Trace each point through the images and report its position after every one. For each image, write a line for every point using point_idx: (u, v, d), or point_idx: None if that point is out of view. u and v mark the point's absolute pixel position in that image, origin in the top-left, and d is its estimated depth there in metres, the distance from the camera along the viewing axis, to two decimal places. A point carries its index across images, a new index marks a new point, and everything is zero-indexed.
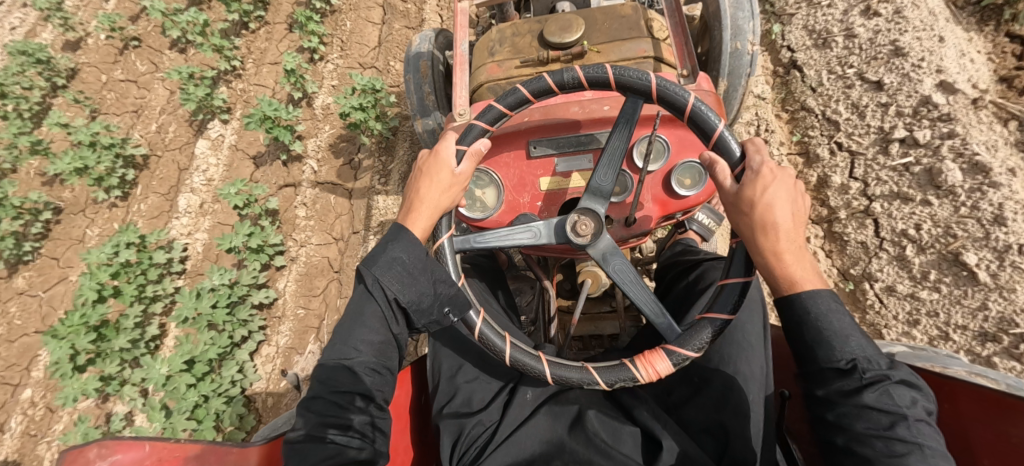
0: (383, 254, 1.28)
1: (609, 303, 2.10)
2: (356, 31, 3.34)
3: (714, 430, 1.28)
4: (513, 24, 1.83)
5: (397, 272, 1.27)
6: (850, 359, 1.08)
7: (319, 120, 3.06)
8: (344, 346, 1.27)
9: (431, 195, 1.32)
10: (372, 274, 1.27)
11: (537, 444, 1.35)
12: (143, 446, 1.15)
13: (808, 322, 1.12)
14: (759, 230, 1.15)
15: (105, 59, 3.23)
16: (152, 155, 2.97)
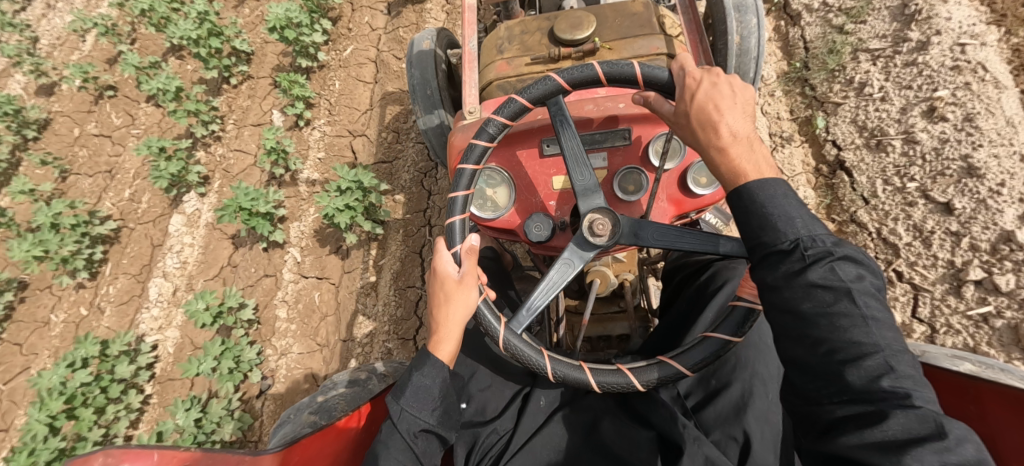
0: (409, 384, 1.24)
1: (618, 303, 2.07)
2: (345, 92, 3.17)
3: (735, 435, 1.25)
4: (522, 21, 1.81)
5: (425, 399, 1.24)
6: (793, 240, 0.99)
7: (303, 200, 2.88)
8: None
9: (452, 319, 1.25)
10: (399, 405, 1.23)
11: (553, 454, 1.32)
12: (151, 455, 1.13)
13: (756, 212, 1.04)
14: (697, 121, 1.14)
15: (79, 108, 3.31)
16: (124, 227, 2.93)
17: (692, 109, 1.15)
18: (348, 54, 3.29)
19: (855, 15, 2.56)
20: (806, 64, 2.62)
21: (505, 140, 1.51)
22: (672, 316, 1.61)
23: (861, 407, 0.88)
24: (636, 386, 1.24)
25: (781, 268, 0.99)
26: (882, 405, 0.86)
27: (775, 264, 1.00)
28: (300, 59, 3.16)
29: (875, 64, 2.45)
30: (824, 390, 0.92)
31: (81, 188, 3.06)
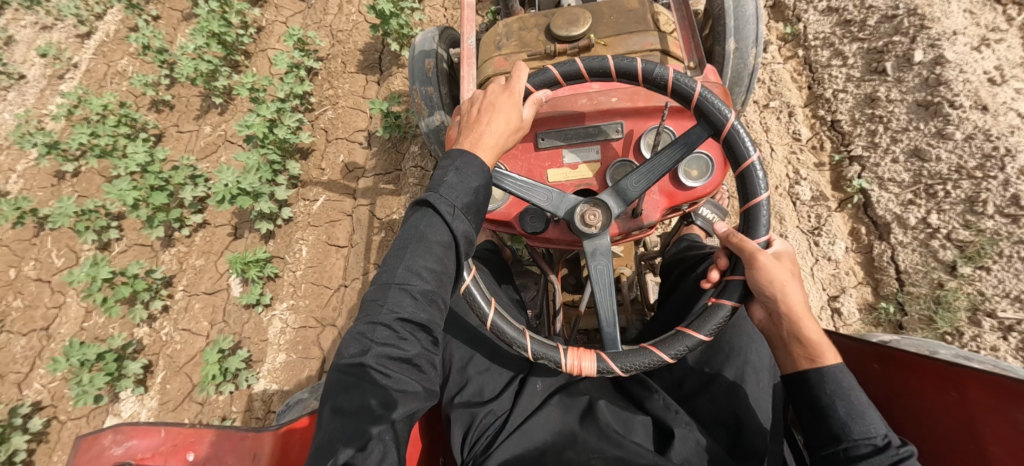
0: (452, 177, 1.17)
1: (614, 297, 2.10)
2: (316, 261, 2.77)
3: (728, 421, 1.30)
4: (520, 18, 1.85)
5: (467, 195, 1.17)
6: (884, 436, 1.12)
7: (255, 419, 2.46)
8: (401, 272, 1.11)
9: (495, 129, 1.25)
10: (440, 195, 1.15)
11: (548, 434, 1.35)
12: (158, 431, 1.16)
13: (838, 399, 1.17)
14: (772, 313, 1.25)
15: (20, 239, 3.05)
16: (54, 419, 2.61)
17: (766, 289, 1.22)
18: (320, 206, 2.90)
19: (972, 256, 2.10)
20: (902, 304, 2.18)
21: None
22: (668, 309, 1.65)
23: None
24: (614, 371, 1.27)
25: (867, 460, 1.11)
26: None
27: (861, 455, 1.12)
28: (258, 223, 2.79)
29: (1005, 337, 2.01)
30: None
31: (12, 352, 2.79)
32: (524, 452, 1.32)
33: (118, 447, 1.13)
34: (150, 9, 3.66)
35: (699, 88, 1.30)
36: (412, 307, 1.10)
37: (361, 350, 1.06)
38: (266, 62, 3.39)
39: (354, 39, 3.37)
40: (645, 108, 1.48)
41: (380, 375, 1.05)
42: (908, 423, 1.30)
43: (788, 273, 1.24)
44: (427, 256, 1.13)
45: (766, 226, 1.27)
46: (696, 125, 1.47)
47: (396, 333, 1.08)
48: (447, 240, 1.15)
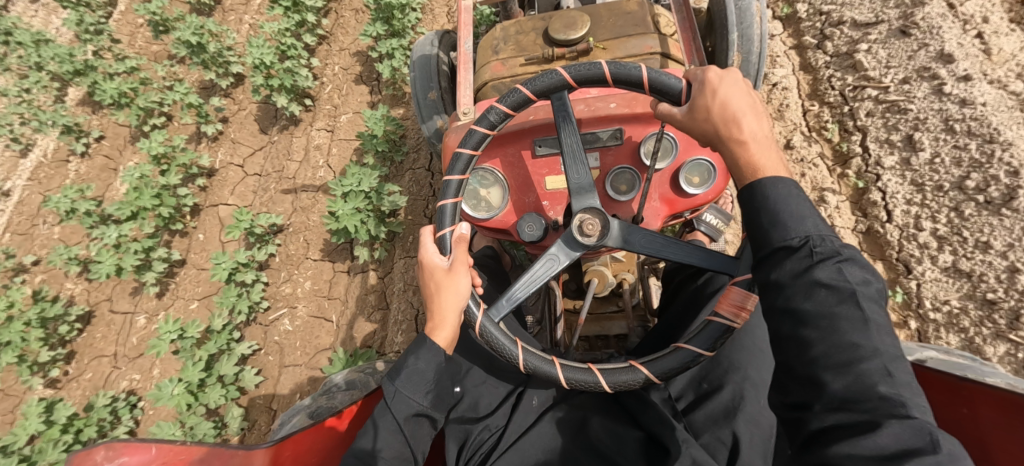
0: (405, 365, 1.24)
1: (616, 303, 2.07)
2: None
3: (724, 439, 1.25)
4: (518, 21, 1.82)
5: (419, 384, 1.23)
6: (803, 238, 1.00)
7: None
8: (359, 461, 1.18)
9: (449, 305, 1.26)
10: (394, 387, 1.22)
11: (542, 453, 1.33)
12: (149, 448, 1.15)
13: (767, 209, 1.05)
14: (718, 126, 1.15)
15: None
16: None
17: (704, 119, 1.17)
18: None
19: None
20: None
21: (496, 141, 1.51)
22: (669, 317, 1.61)
23: (857, 418, 0.85)
24: (602, 386, 1.24)
25: (785, 264, 1.00)
26: (872, 412, 0.85)
27: (778, 261, 1.01)
28: None
29: None
30: (808, 396, 0.92)
31: None
32: None
33: (108, 464, 1.10)
34: (92, 127, 3.29)
35: (645, 72, 1.26)
36: None
37: None
38: (216, 222, 2.94)
39: (316, 210, 2.85)
40: (643, 114, 1.43)
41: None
42: None
43: (737, 88, 1.16)
44: (383, 443, 1.18)
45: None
46: None
47: None
48: (405, 415, 1.21)
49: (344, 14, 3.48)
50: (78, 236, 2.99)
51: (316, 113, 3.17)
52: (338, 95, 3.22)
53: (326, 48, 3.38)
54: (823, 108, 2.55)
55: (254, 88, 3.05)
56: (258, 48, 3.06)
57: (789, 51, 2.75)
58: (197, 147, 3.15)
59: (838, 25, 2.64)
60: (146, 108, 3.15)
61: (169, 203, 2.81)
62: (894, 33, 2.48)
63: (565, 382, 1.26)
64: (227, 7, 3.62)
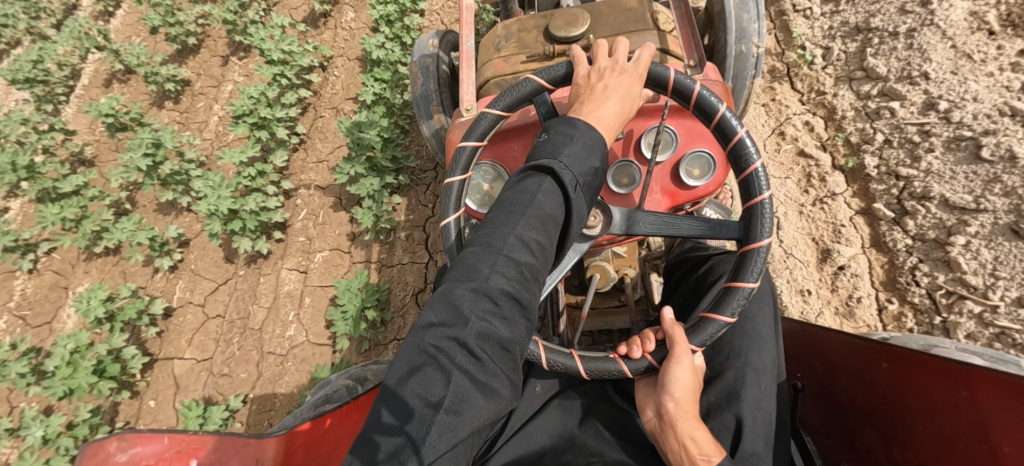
0: (569, 150, 1.14)
1: (618, 297, 2.10)
2: None
3: (729, 424, 1.28)
4: (519, 20, 1.85)
5: (580, 174, 1.13)
6: None
7: None
8: (507, 233, 1.05)
9: (608, 116, 1.24)
10: (560, 163, 1.12)
11: (549, 438, 1.34)
12: (162, 438, 1.17)
13: None
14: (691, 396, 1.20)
15: None
16: None
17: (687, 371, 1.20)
18: None
19: None
20: None
21: (501, 136, 1.54)
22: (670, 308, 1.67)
23: None
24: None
25: None
26: None
27: None
28: None
29: None
30: None
31: None
32: (524, 454, 1.32)
33: (122, 454, 1.12)
34: (39, 241, 3.09)
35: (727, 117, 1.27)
36: (519, 275, 1.02)
37: (465, 308, 0.96)
38: (170, 381, 2.62)
39: (285, 379, 2.49)
40: (644, 107, 1.47)
41: (466, 359, 0.93)
42: (915, 422, 1.30)
43: (691, 382, 1.20)
44: (535, 226, 1.07)
45: (735, 307, 1.21)
46: (697, 123, 1.46)
47: (505, 303, 0.99)
48: (556, 200, 1.11)
49: (324, 114, 3.20)
50: (18, 393, 2.68)
51: (288, 245, 2.82)
52: (313, 224, 2.86)
53: (302, 158, 3.08)
54: (903, 307, 2.18)
55: (210, 232, 2.73)
56: (213, 178, 2.80)
57: (855, 217, 2.38)
58: (150, 281, 2.87)
59: (923, 200, 2.26)
60: (99, 228, 2.94)
61: (113, 368, 2.49)
62: (1002, 229, 2.08)
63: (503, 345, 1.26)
64: (198, 90, 3.47)
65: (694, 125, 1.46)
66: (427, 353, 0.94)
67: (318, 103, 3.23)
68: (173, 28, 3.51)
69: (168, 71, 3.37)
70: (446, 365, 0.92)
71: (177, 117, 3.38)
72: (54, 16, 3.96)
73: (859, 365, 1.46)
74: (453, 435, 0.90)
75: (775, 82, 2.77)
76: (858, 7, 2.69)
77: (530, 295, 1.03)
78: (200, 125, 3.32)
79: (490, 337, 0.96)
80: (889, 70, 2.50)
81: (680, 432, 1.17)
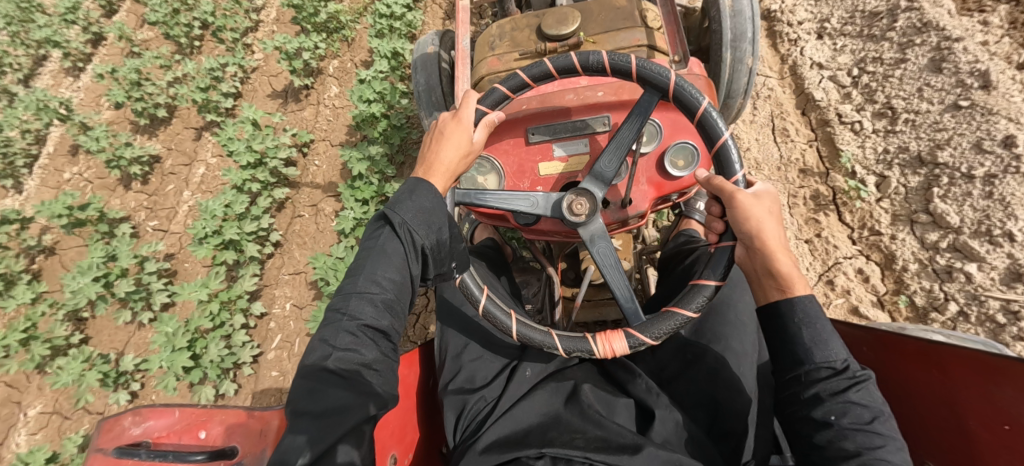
0: (409, 199, 1.24)
1: (612, 290, 2.16)
2: None
3: (707, 404, 1.37)
4: (513, 19, 1.91)
5: (423, 215, 1.24)
6: (843, 361, 1.15)
7: None
8: (364, 279, 1.20)
9: (449, 155, 1.34)
10: (400, 214, 1.23)
11: (535, 417, 1.40)
12: (173, 412, 1.25)
13: (793, 327, 1.19)
14: (755, 246, 1.23)
15: None
16: None
17: (749, 219, 1.23)
18: None
19: None
20: None
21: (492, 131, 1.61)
22: (663, 296, 1.73)
23: None
24: (646, 342, 1.30)
25: (825, 380, 1.14)
26: None
27: (819, 378, 1.15)
28: None
29: None
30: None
31: None
32: (509, 433, 1.36)
33: (135, 428, 1.21)
34: None
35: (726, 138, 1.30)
36: (374, 312, 1.19)
37: (327, 351, 1.12)
38: None
39: None
40: (629, 101, 1.53)
41: (338, 383, 1.10)
42: (895, 405, 1.35)
43: (761, 215, 1.23)
44: (389, 266, 1.21)
45: (700, 301, 1.28)
46: (681, 116, 1.51)
47: (360, 337, 1.16)
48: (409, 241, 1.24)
49: (303, 213, 2.97)
50: None
51: (258, 381, 2.56)
52: (288, 355, 2.60)
53: (277, 268, 2.85)
54: None
55: (163, 388, 2.46)
56: (168, 328, 2.57)
57: None
58: (105, 409, 2.55)
59: None
60: (52, 347, 2.66)
61: None
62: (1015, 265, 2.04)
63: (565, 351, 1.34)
64: (168, 169, 3.24)
65: (677, 117, 1.51)
66: (296, 396, 1.09)
67: (296, 201, 3.01)
68: (140, 102, 3.29)
69: (135, 150, 3.12)
70: (315, 399, 1.08)
71: (144, 200, 3.15)
72: (21, 70, 3.72)
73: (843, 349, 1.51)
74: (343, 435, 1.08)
75: (821, 212, 2.51)
76: (921, 132, 2.42)
77: (388, 325, 1.20)
78: (170, 211, 3.10)
79: (350, 371, 1.12)
80: (962, 220, 2.23)
81: (758, 267, 1.25)
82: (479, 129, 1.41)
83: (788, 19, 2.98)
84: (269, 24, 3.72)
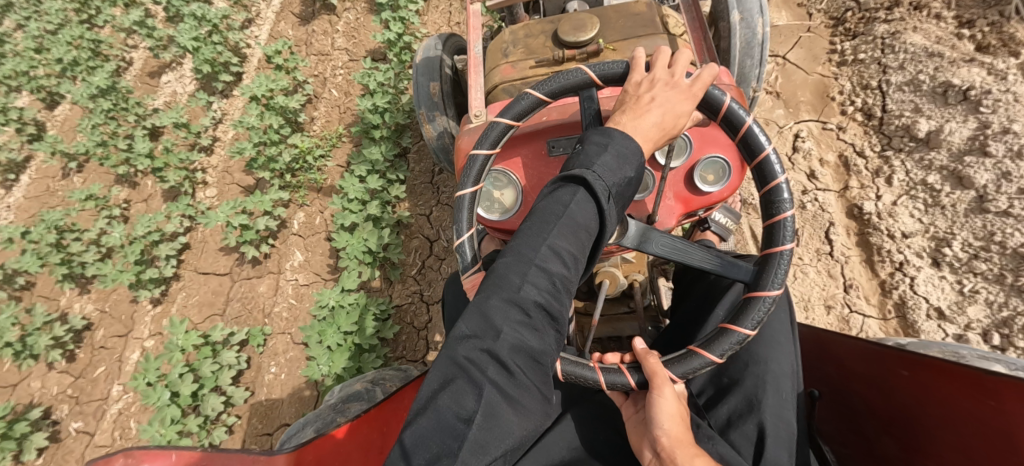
0: (602, 160, 1.06)
1: (627, 304, 2.07)
2: None
3: (750, 435, 1.27)
4: (526, 25, 1.83)
5: (616, 183, 1.06)
6: None
7: None
8: (543, 247, 0.99)
9: (659, 119, 1.15)
10: (595, 175, 1.04)
11: (566, 451, 1.31)
12: (170, 455, 1.16)
13: None
14: (673, 441, 1.14)
15: None
16: None
17: (663, 414, 1.14)
18: None
19: None
20: None
21: (509, 143, 1.51)
22: (683, 314, 1.63)
23: None
24: (630, 386, 1.18)
25: None
26: None
27: None
28: None
29: None
30: None
31: None
32: None
33: None
34: None
35: (781, 176, 1.20)
36: (552, 292, 0.98)
37: (499, 329, 0.93)
38: None
39: None
40: None
41: (497, 374, 0.91)
42: (937, 433, 1.27)
43: (674, 411, 1.15)
44: (570, 239, 1.01)
45: (757, 319, 1.16)
46: (710, 128, 1.44)
47: (536, 321, 0.95)
48: (591, 210, 1.04)
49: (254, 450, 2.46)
50: None
51: None
52: None
53: None
54: None
55: None
56: None
57: None
58: None
59: None
60: None
61: None
62: None
63: (563, 375, 1.18)
64: (99, 341, 2.95)
65: (708, 129, 1.44)
66: (462, 376, 0.91)
67: (248, 426, 2.52)
68: (62, 265, 3.03)
69: (58, 328, 2.87)
70: (485, 387, 0.89)
71: (69, 385, 2.88)
72: None
73: (878, 372, 1.43)
74: (489, 454, 0.88)
75: None
76: None
77: (562, 310, 1.00)
78: (98, 408, 2.77)
79: (521, 362, 0.93)
80: None
81: (678, 463, 1.11)
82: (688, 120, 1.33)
83: (890, 228, 2.30)
84: (223, 149, 3.35)
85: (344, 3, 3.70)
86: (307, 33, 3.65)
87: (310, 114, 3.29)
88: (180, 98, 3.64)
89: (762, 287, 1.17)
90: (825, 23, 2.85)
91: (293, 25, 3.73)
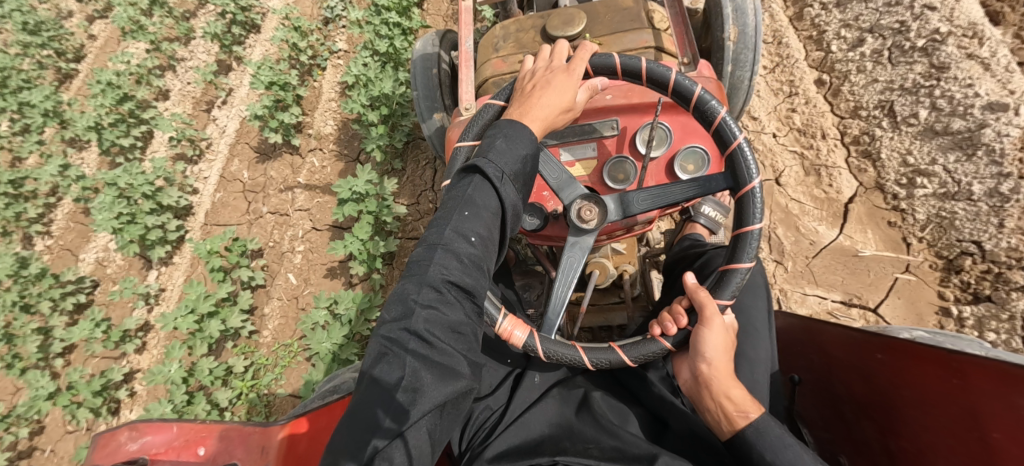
0: (499, 147, 1.14)
1: (618, 294, 2.13)
2: None
3: None
4: (517, 20, 1.88)
5: (512, 165, 1.14)
6: None
7: None
8: (449, 230, 1.08)
9: (547, 101, 1.24)
10: (490, 161, 1.12)
11: (545, 426, 1.35)
12: (171, 427, 1.22)
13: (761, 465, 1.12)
14: (710, 376, 1.22)
15: None
16: None
17: (709, 347, 1.21)
18: None
19: None
20: None
21: None
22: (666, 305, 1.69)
23: None
24: (624, 363, 1.27)
25: None
26: None
27: None
28: None
29: None
30: None
31: None
32: (519, 443, 1.31)
33: (133, 443, 1.17)
34: None
35: (739, 141, 1.27)
36: (462, 269, 1.06)
37: (415, 308, 1.01)
38: None
39: None
40: (639, 104, 1.51)
41: (418, 345, 0.99)
42: (906, 412, 1.32)
43: (721, 344, 1.22)
44: (474, 218, 1.09)
45: (732, 290, 1.23)
46: (690, 121, 1.48)
47: (449, 295, 1.04)
48: (490, 192, 1.11)
49: None
50: None
51: None
52: None
53: None
54: None
55: None
56: None
57: None
58: None
59: None
60: None
61: None
62: None
63: (542, 354, 1.27)
64: None
65: (688, 121, 1.49)
66: (385, 355, 0.98)
67: None
68: None
69: None
70: (406, 358, 0.97)
71: None
72: None
73: (855, 357, 1.49)
74: (418, 410, 0.94)
75: None
76: None
77: (475, 284, 1.07)
78: None
79: (439, 333, 1.01)
80: None
81: (715, 392, 1.21)
82: (582, 90, 1.37)
83: None
84: (156, 346, 2.78)
85: (309, 141, 3.26)
86: (264, 177, 3.18)
87: (258, 310, 2.76)
88: (113, 255, 3.05)
89: (738, 260, 1.24)
90: (931, 263, 2.22)
91: (249, 163, 3.26)
